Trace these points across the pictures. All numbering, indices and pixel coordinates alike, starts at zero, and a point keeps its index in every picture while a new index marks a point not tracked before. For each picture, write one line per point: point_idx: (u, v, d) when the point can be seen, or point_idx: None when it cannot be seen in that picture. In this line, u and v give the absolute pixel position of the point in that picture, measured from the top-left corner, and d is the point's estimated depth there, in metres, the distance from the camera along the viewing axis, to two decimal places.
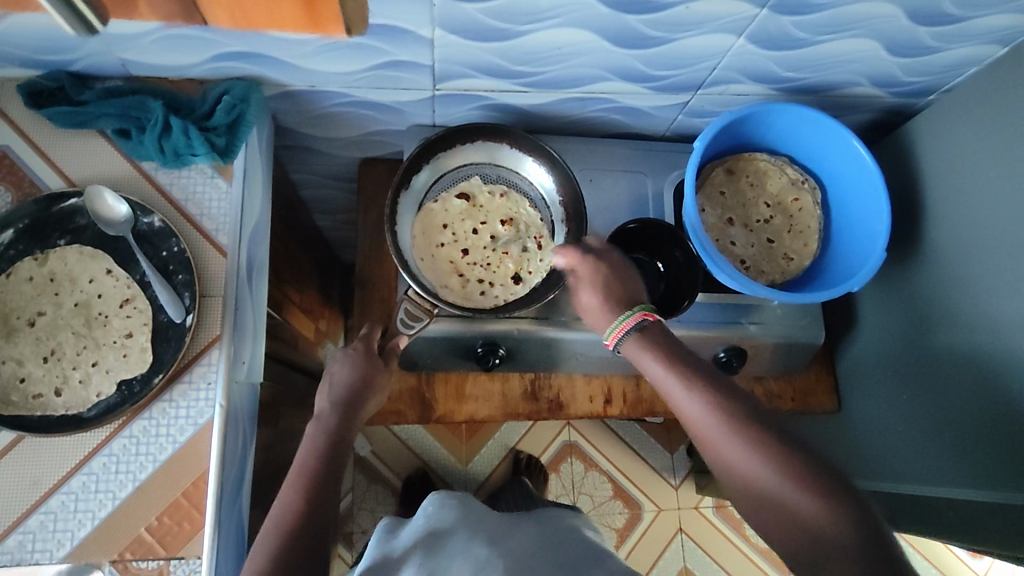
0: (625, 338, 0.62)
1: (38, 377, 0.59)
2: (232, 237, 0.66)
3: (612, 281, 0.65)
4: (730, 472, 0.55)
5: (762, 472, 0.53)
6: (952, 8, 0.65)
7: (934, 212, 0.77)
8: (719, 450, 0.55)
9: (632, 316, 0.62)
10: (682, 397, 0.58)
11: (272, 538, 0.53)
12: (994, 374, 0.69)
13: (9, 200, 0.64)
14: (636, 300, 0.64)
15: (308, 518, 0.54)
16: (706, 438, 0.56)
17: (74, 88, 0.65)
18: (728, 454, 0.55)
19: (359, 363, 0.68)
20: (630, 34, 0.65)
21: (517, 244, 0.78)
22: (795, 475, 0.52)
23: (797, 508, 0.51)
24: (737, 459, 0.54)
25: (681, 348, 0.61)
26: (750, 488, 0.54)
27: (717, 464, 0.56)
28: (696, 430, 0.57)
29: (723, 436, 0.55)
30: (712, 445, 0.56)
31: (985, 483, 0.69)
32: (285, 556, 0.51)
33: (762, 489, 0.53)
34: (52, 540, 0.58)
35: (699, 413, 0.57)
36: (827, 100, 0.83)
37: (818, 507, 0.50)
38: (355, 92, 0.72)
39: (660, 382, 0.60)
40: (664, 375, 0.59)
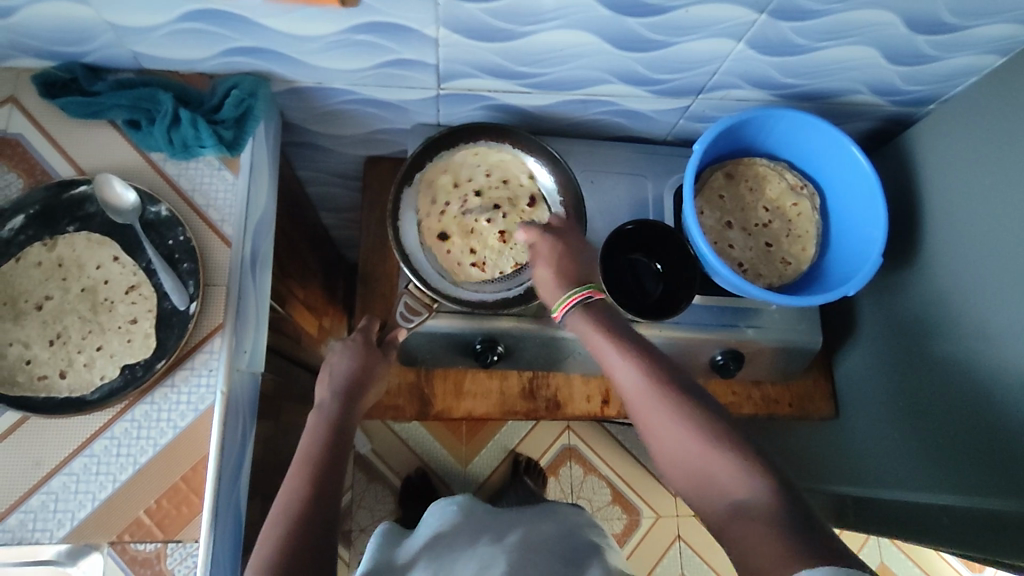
0: (571, 313, 0.64)
1: (43, 359, 0.60)
2: (237, 228, 0.67)
3: (567, 257, 0.66)
4: (658, 439, 0.56)
5: (687, 439, 0.55)
6: (950, 17, 0.66)
7: (932, 219, 0.78)
8: (646, 417, 0.57)
9: (580, 292, 0.63)
10: (619, 366, 0.59)
11: (279, 524, 0.53)
12: (989, 381, 0.69)
13: (20, 187, 0.65)
14: (586, 278, 0.66)
15: (312, 505, 0.55)
16: (637, 405, 0.58)
17: (86, 79, 0.67)
18: (656, 421, 0.56)
19: (359, 355, 0.69)
20: (631, 37, 0.66)
21: (487, 248, 0.77)
22: (713, 440, 0.54)
23: (719, 470, 0.53)
24: (659, 422, 0.56)
25: (621, 320, 0.62)
26: (671, 452, 0.56)
27: (646, 432, 0.58)
28: (628, 398, 0.59)
29: (652, 401, 0.57)
30: (642, 410, 0.57)
31: (986, 490, 0.69)
32: (291, 541, 0.52)
33: (686, 454, 0.55)
34: (52, 520, 0.59)
35: (632, 380, 0.58)
36: (827, 108, 0.84)
37: (734, 468, 0.52)
38: (361, 90, 0.74)
39: (599, 350, 0.61)
40: (603, 342, 0.61)
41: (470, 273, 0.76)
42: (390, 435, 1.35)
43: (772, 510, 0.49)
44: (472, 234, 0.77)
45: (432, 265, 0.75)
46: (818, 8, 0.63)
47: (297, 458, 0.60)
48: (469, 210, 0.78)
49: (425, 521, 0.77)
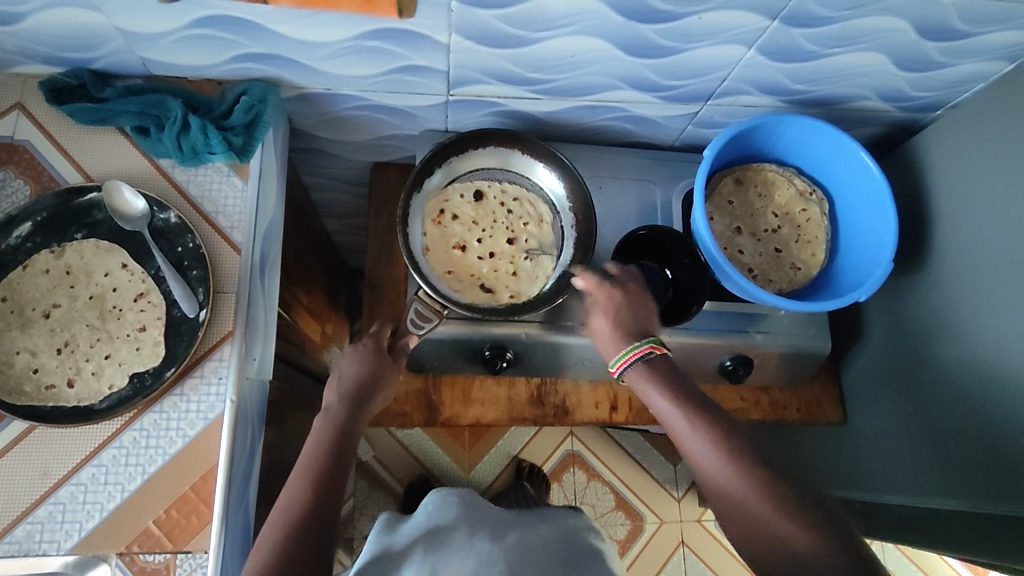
0: (631, 369, 0.64)
1: (51, 367, 0.60)
2: (246, 234, 0.67)
3: (624, 308, 0.66)
4: (728, 507, 0.56)
5: (758, 509, 0.54)
6: (961, 23, 0.66)
7: (940, 225, 0.78)
8: (717, 487, 0.57)
9: (642, 347, 0.63)
10: (687, 434, 0.59)
11: (280, 532, 0.53)
12: (997, 387, 0.70)
13: (27, 194, 0.65)
14: (642, 329, 0.66)
15: (313, 514, 0.55)
16: (706, 472, 0.58)
17: (95, 85, 0.66)
18: (728, 492, 0.56)
19: (367, 359, 0.68)
20: (643, 43, 0.66)
21: (459, 225, 0.78)
22: (781, 508, 0.53)
23: (785, 536, 0.52)
24: (727, 485, 0.56)
25: (687, 381, 0.62)
26: (739, 520, 0.55)
27: (715, 499, 0.57)
28: (698, 465, 0.58)
29: (724, 473, 0.56)
30: (716, 482, 0.57)
31: (994, 495, 0.68)
32: (291, 551, 0.52)
33: (751, 520, 0.55)
34: (59, 531, 0.58)
35: (700, 449, 0.58)
36: (835, 114, 0.84)
37: (810, 542, 0.51)
38: (370, 96, 0.73)
39: (665, 416, 0.61)
40: (669, 409, 0.60)
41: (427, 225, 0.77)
42: (392, 441, 1.34)
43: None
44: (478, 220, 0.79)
45: (442, 271, 0.75)
46: (830, 14, 0.63)
47: (301, 462, 0.60)
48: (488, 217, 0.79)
49: (424, 508, 0.75)
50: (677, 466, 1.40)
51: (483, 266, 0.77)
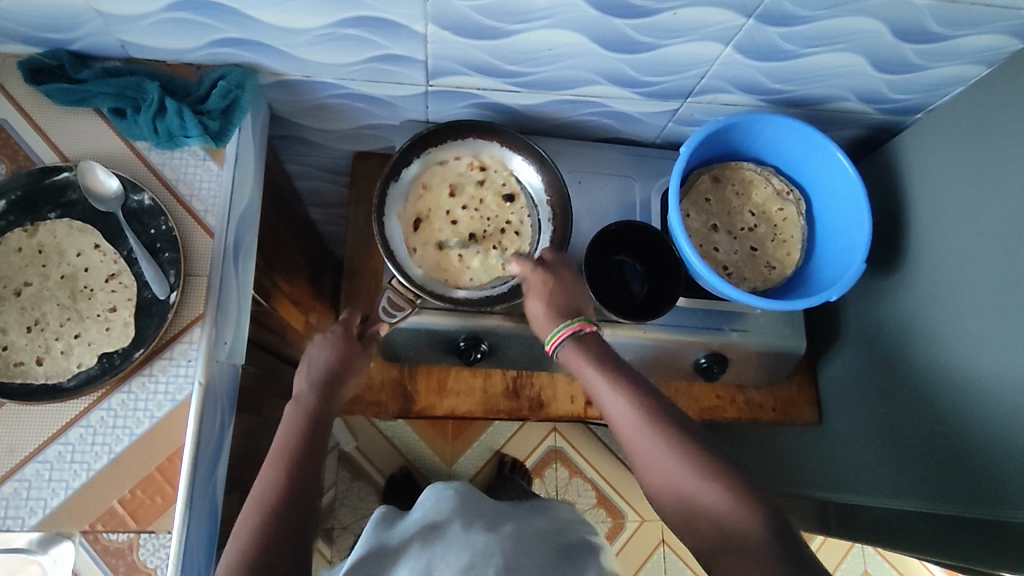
0: (562, 345, 0.65)
1: (20, 345, 0.60)
2: (220, 218, 0.67)
3: (555, 291, 0.68)
4: (646, 467, 0.58)
5: (671, 467, 0.57)
6: (936, 26, 0.66)
7: (916, 227, 0.78)
8: (634, 446, 0.59)
9: (568, 326, 0.65)
10: (612, 401, 0.61)
11: (255, 518, 0.53)
12: (971, 390, 0.70)
13: (2, 172, 0.65)
14: (574, 311, 0.67)
15: (288, 499, 0.55)
16: (627, 436, 0.59)
17: (73, 66, 0.67)
18: (644, 454, 0.58)
19: (338, 347, 0.68)
20: (619, 38, 0.66)
21: (471, 184, 0.79)
22: (697, 468, 0.56)
23: (701, 494, 0.55)
24: (652, 457, 0.57)
25: (609, 350, 0.65)
26: (658, 480, 0.58)
27: (634, 461, 0.59)
28: (619, 430, 0.60)
29: (641, 435, 0.58)
30: (634, 443, 0.59)
31: (967, 498, 0.68)
32: (267, 534, 0.52)
33: (666, 480, 0.57)
34: (24, 507, 0.59)
35: (620, 414, 0.60)
36: (815, 114, 0.84)
37: (721, 498, 0.54)
38: (349, 84, 0.74)
39: (589, 383, 0.63)
40: (594, 376, 0.62)
41: (456, 166, 0.80)
42: (375, 433, 1.34)
43: (761, 541, 0.51)
44: (479, 212, 0.79)
45: (417, 260, 0.75)
46: (806, 14, 0.63)
47: (273, 449, 0.60)
48: (471, 222, 0.78)
49: (420, 505, 0.74)
50: None
51: (436, 217, 0.78)
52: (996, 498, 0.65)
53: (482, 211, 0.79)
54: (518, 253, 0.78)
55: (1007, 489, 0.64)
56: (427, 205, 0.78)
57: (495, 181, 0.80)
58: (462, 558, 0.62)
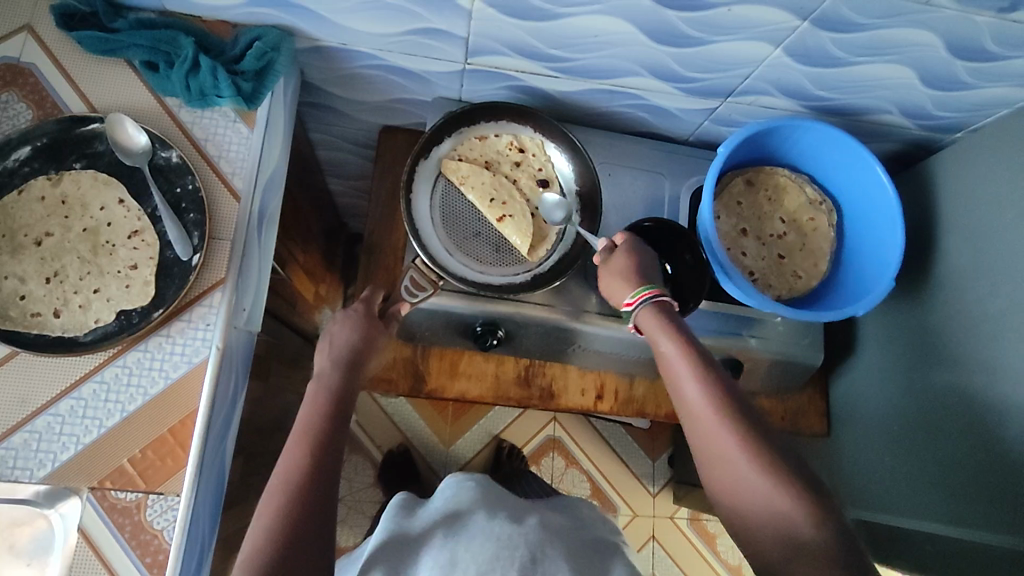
0: (643, 309, 0.64)
1: (38, 296, 0.59)
2: (247, 182, 0.66)
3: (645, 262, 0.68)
4: (713, 456, 0.56)
5: (744, 462, 0.54)
6: (993, 45, 0.64)
7: (947, 248, 0.77)
8: (706, 434, 0.57)
9: (646, 290, 0.64)
10: (689, 386, 0.59)
11: (278, 494, 0.53)
12: (991, 416, 0.69)
13: (29, 118, 0.64)
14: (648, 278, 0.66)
15: (313, 476, 0.54)
16: (700, 421, 0.57)
17: (107, 15, 0.64)
18: (712, 438, 0.56)
19: (359, 325, 0.68)
20: (668, 29, 0.65)
21: (508, 163, 0.78)
22: (773, 469, 0.54)
23: (769, 495, 0.53)
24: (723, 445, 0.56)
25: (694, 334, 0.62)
26: (728, 473, 0.55)
27: (702, 449, 0.57)
28: (688, 411, 0.58)
29: (717, 425, 0.56)
30: (706, 435, 0.57)
31: (976, 523, 0.68)
32: (289, 508, 0.52)
33: (736, 476, 0.55)
34: (33, 459, 0.58)
35: (690, 395, 0.58)
36: (853, 125, 0.83)
37: (797, 509, 0.52)
38: (385, 55, 0.72)
39: (666, 361, 0.61)
40: (675, 357, 0.60)
41: (494, 143, 0.78)
42: (376, 409, 1.34)
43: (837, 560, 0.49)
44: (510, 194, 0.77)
45: (441, 241, 0.74)
46: (862, 21, 0.61)
47: (296, 427, 0.59)
48: None
49: (441, 495, 0.76)
50: (655, 462, 1.40)
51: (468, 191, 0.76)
52: (1008, 523, 0.64)
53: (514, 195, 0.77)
54: (542, 243, 0.76)
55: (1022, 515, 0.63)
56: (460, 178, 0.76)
57: (529, 167, 0.78)
58: (487, 549, 0.63)
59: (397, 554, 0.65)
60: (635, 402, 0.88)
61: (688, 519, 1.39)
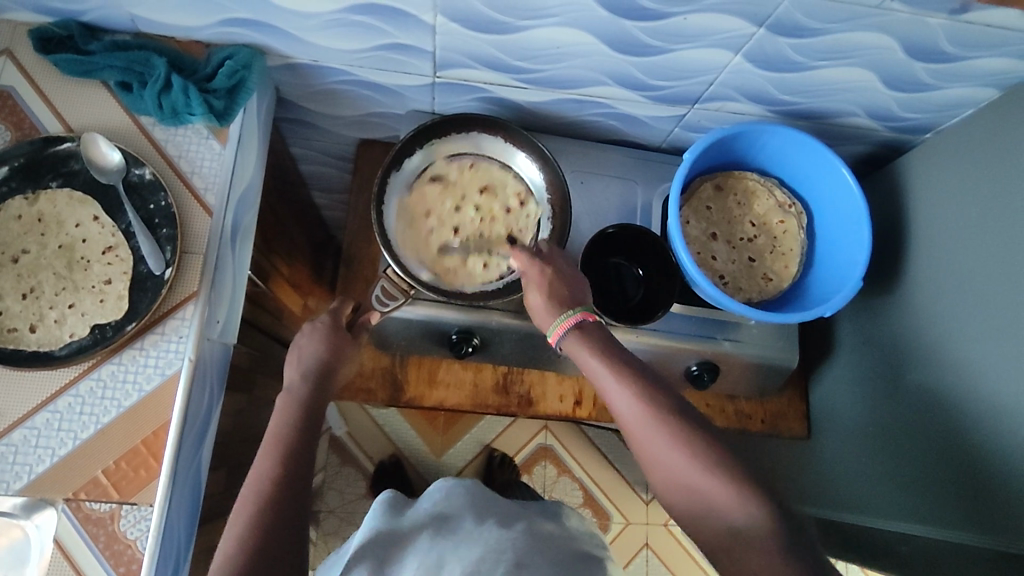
0: (567, 336, 0.63)
1: (14, 312, 0.60)
2: (220, 198, 0.67)
3: (555, 282, 0.66)
4: (651, 462, 0.56)
5: (681, 460, 0.54)
6: (949, 46, 0.65)
7: (917, 249, 0.77)
8: (641, 443, 0.56)
9: (574, 315, 0.63)
10: (620, 397, 0.58)
11: (248, 504, 0.54)
12: (960, 414, 0.69)
13: (7, 140, 0.66)
14: (579, 300, 0.65)
15: (283, 486, 0.55)
16: (633, 432, 0.57)
17: (82, 38, 0.66)
18: (652, 449, 0.56)
19: (327, 336, 0.69)
20: (628, 39, 0.66)
21: (501, 181, 0.80)
22: (708, 464, 0.53)
23: (708, 490, 0.53)
24: (664, 453, 0.55)
25: (612, 341, 0.62)
26: (668, 477, 0.55)
27: (643, 459, 0.57)
28: (624, 425, 0.58)
29: (650, 432, 0.56)
30: (644, 446, 0.56)
31: (952, 522, 0.68)
32: (258, 518, 0.53)
33: (683, 481, 0.54)
34: (10, 472, 0.59)
35: (625, 408, 0.57)
36: (823, 128, 0.84)
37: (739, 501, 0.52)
38: (356, 71, 0.74)
39: (594, 375, 0.61)
40: (601, 371, 0.60)
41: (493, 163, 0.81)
42: (367, 420, 1.35)
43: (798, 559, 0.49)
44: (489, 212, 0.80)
45: (414, 251, 0.75)
46: (817, 26, 0.63)
47: (267, 439, 0.60)
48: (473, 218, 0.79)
49: (429, 497, 0.76)
50: None
51: (455, 187, 0.80)
52: (982, 521, 0.64)
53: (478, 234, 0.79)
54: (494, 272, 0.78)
55: (994, 511, 0.63)
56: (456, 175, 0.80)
57: (513, 222, 0.79)
58: (473, 553, 0.63)
59: (383, 553, 0.66)
60: None
61: (682, 526, 1.39)
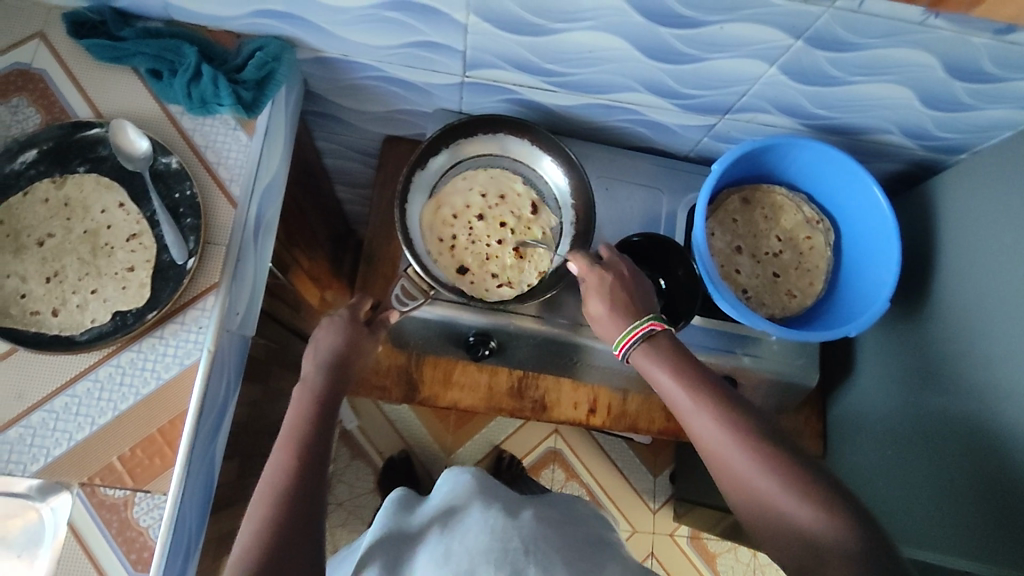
0: (634, 348, 0.63)
1: (38, 295, 0.61)
2: (245, 189, 0.67)
3: (621, 290, 0.64)
4: (734, 486, 0.56)
5: (757, 479, 0.54)
6: (994, 67, 0.63)
7: (947, 273, 0.76)
8: (725, 467, 0.56)
9: (641, 325, 0.62)
10: (692, 412, 0.58)
11: (264, 495, 0.54)
12: (976, 437, 0.68)
13: (37, 123, 0.66)
14: (647, 309, 0.64)
15: (301, 479, 0.55)
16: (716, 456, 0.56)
17: (115, 24, 0.67)
18: (734, 469, 0.55)
19: (346, 330, 0.68)
20: (663, 46, 0.65)
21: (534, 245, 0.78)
22: (792, 488, 0.53)
23: (789, 511, 0.52)
24: (749, 479, 0.54)
25: (692, 358, 0.61)
26: (747, 499, 0.55)
27: (726, 481, 0.56)
28: (705, 447, 0.57)
29: (732, 453, 0.55)
30: (722, 464, 0.56)
31: (971, 549, 0.66)
32: (276, 513, 0.53)
33: (776, 507, 0.53)
34: (27, 454, 0.60)
35: (707, 429, 0.57)
36: (855, 144, 0.82)
37: (822, 523, 0.51)
38: (385, 67, 0.73)
39: (675, 400, 0.60)
40: (682, 393, 0.59)
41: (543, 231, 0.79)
42: (378, 415, 1.35)
43: None
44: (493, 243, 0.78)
45: (436, 252, 0.75)
46: (858, 41, 0.61)
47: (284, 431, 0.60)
48: (472, 225, 0.78)
49: (439, 492, 0.76)
50: (656, 478, 1.39)
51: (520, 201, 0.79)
52: (998, 550, 0.62)
53: (477, 236, 0.78)
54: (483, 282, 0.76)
55: (1005, 535, 0.62)
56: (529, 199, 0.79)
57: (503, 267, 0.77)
58: (482, 542, 0.62)
59: (393, 549, 0.66)
60: (628, 418, 0.88)
61: (688, 537, 1.38)
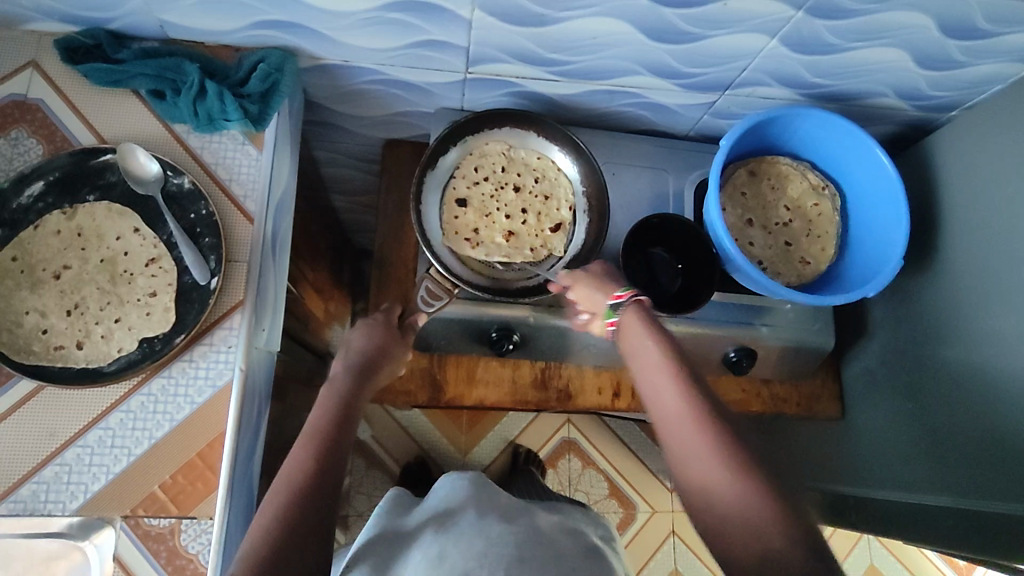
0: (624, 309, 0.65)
1: (60, 329, 0.59)
2: (260, 204, 0.66)
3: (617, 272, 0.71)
4: (681, 459, 0.54)
5: (710, 456, 0.52)
6: (985, 23, 0.65)
7: (950, 227, 0.78)
8: (679, 436, 0.54)
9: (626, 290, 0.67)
10: (660, 380, 0.58)
11: (279, 493, 0.52)
12: (990, 382, 0.71)
13: (40, 153, 0.64)
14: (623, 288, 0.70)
15: (318, 478, 0.53)
16: (671, 424, 0.55)
17: (111, 47, 0.65)
18: (687, 441, 0.54)
19: (376, 331, 0.70)
20: (665, 27, 0.66)
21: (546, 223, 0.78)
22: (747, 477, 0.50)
23: (738, 502, 0.50)
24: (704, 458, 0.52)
25: (666, 331, 0.62)
26: (694, 476, 0.53)
27: (675, 452, 0.55)
28: (663, 413, 0.57)
29: (692, 424, 0.54)
30: (677, 435, 0.55)
31: (996, 492, 0.68)
32: (293, 511, 0.51)
33: (725, 496, 0.50)
34: (65, 492, 0.58)
35: (670, 396, 0.57)
36: (851, 109, 0.84)
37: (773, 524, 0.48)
38: (387, 70, 0.73)
39: (643, 360, 0.60)
40: (652, 357, 0.60)
41: (562, 211, 0.78)
42: (390, 421, 1.34)
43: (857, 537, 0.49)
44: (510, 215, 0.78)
45: (455, 251, 0.75)
46: (855, 7, 0.62)
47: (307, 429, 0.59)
48: (489, 199, 0.78)
49: (436, 494, 0.76)
50: None
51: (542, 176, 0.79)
52: None
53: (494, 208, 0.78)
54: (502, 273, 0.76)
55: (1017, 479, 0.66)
56: (552, 177, 0.80)
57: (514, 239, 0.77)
58: (477, 545, 0.61)
59: (385, 552, 0.65)
60: None
61: None
